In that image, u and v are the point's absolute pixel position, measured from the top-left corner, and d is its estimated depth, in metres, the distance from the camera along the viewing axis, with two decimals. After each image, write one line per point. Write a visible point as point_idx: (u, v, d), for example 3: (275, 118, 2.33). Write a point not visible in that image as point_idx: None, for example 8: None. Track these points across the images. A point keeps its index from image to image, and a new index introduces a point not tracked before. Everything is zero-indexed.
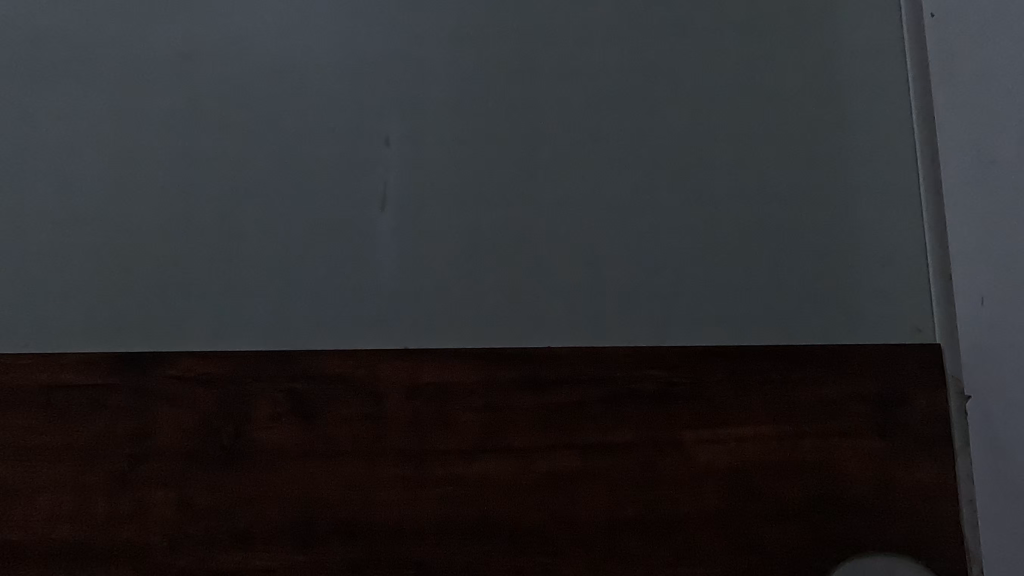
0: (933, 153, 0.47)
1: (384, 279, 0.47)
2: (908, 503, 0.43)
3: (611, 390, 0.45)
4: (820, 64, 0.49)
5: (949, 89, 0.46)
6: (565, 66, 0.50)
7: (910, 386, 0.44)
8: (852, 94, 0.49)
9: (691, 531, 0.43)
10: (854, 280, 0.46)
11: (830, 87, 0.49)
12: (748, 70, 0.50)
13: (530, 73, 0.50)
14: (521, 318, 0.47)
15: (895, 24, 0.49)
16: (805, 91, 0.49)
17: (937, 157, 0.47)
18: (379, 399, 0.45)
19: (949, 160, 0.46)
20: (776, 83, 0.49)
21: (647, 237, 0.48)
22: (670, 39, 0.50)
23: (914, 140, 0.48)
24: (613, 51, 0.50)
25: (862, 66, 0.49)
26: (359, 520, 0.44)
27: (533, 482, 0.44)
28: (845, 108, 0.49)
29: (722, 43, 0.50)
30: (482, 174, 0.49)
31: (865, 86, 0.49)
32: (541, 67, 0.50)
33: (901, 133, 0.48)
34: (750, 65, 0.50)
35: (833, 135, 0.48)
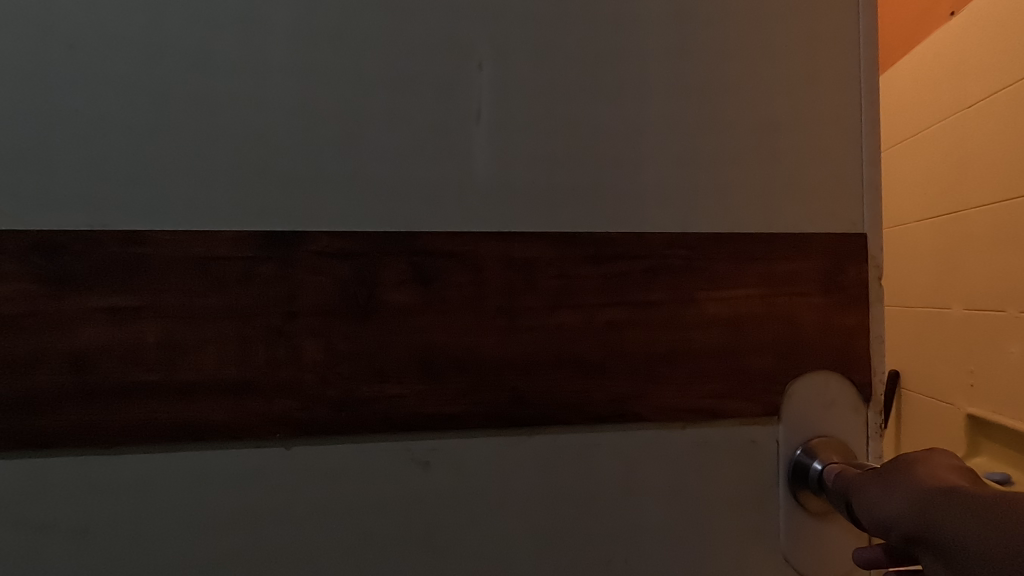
0: (873, 96, 0.65)
1: (478, 177, 0.59)
2: (840, 338, 0.64)
3: (651, 263, 0.61)
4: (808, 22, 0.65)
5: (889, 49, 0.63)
6: (618, 9, 0.62)
7: (846, 261, 0.64)
8: (826, 48, 0.65)
9: (703, 360, 0.62)
10: (818, 187, 0.64)
11: (813, 41, 0.65)
12: (755, 21, 0.64)
13: (591, 13, 0.62)
14: (586, 209, 0.61)
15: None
16: (795, 43, 0.64)
17: (876, 98, 0.65)
18: (481, 269, 0.59)
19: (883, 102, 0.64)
20: (777, 35, 0.64)
21: (679, 149, 0.62)
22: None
23: (864, 85, 0.65)
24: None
25: (836, 28, 0.65)
26: (469, 358, 0.58)
27: (595, 329, 0.60)
28: (822, 59, 0.65)
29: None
30: (556, 95, 0.61)
31: (838, 42, 0.65)
32: (600, 8, 0.62)
33: (858, 79, 0.65)
34: (757, 18, 0.64)
35: (813, 79, 0.65)
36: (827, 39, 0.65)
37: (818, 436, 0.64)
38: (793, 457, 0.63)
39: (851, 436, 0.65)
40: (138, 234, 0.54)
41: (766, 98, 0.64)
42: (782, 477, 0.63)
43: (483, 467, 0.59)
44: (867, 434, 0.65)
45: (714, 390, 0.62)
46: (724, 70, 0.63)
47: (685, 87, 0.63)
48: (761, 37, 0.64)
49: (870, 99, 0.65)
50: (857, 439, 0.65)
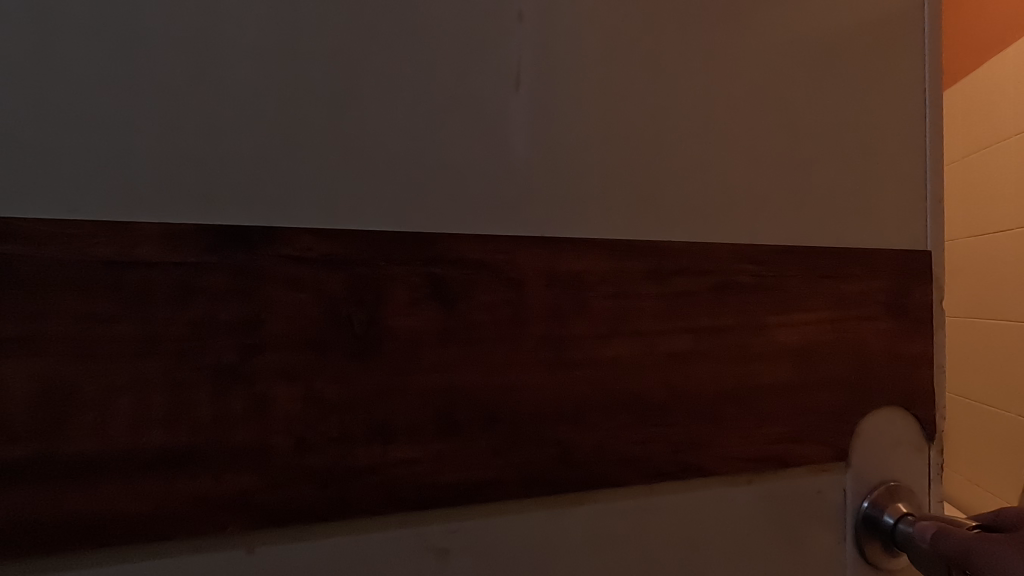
0: (933, 102, 0.59)
1: (516, 164, 0.45)
2: (907, 369, 0.57)
3: (719, 281, 0.50)
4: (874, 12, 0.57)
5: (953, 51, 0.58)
6: None
7: (913, 282, 0.57)
8: (891, 43, 0.58)
9: (772, 398, 0.52)
10: (881, 197, 0.57)
11: (878, 34, 0.57)
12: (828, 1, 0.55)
13: None
14: (644, 212, 0.49)
15: None
16: (863, 33, 0.57)
17: (934, 105, 0.59)
18: (520, 286, 0.44)
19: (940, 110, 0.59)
20: (847, 21, 0.56)
21: (746, 145, 0.52)
22: None
23: (924, 89, 0.59)
24: None
25: (902, 21, 0.58)
26: (503, 405, 0.44)
27: (657, 363, 0.48)
28: (887, 55, 0.58)
29: None
30: (612, 66, 0.48)
31: (902, 39, 0.58)
32: None
33: (918, 82, 0.59)
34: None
35: (878, 77, 0.57)
36: (892, 32, 0.58)
37: (886, 483, 0.56)
38: (862, 508, 0.55)
39: (915, 482, 0.57)
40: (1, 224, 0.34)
41: (835, 93, 0.56)
42: (850, 533, 0.54)
43: (515, 549, 0.45)
44: (931, 479, 0.58)
45: (783, 433, 0.52)
46: (793, 56, 0.54)
47: (755, 71, 0.53)
48: (831, 22, 0.55)
49: (932, 105, 0.59)
50: (921, 485, 0.57)
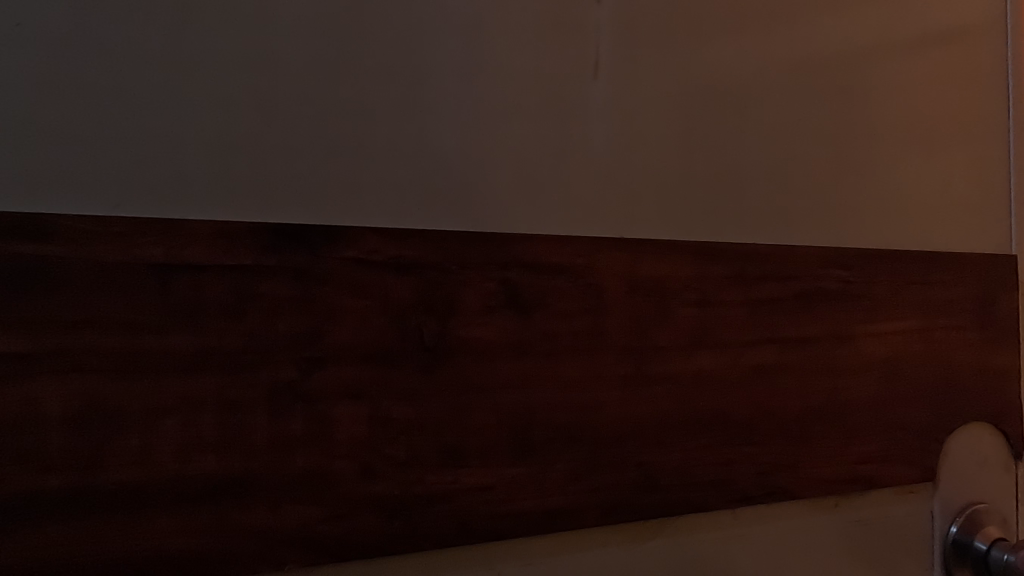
0: (1016, 96, 0.56)
1: (595, 159, 0.41)
2: (995, 382, 0.53)
3: (803, 288, 0.46)
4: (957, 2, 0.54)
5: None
6: None
7: (999, 288, 0.53)
8: (974, 34, 0.55)
9: (858, 414, 0.48)
10: (966, 198, 0.54)
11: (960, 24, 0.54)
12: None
13: None
14: (726, 212, 0.45)
15: None
16: (945, 22, 0.53)
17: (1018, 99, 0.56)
18: (599, 292, 0.40)
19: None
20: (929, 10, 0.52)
21: (828, 140, 0.49)
22: None
23: (1007, 82, 0.56)
24: None
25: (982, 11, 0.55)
26: (581, 424, 0.39)
27: (740, 376, 0.44)
28: (969, 46, 0.54)
29: None
30: (692, 53, 0.44)
31: (985, 31, 0.55)
32: None
33: (1001, 75, 0.56)
34: None
35: (961, 69, 0.54)
36: (974, 24, 0.55)
37: (973, 506, 0.52)
38: (950, 533, 0.51)
39: (1002, 504, 0.53)
40: (37, 220, 0.30)
41: (919, 86, 0.52)
42: (937, 560, 0.50)
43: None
44: (1017, 500, 0.54)
45: (871, 453, 0.48)
46: (877, 48, 0.51)
47: (836, 61, 0.49)
48: (915, 10, 0.52)
49: (1016, 100, 0.56)
50: (1007, 507, 0.53)
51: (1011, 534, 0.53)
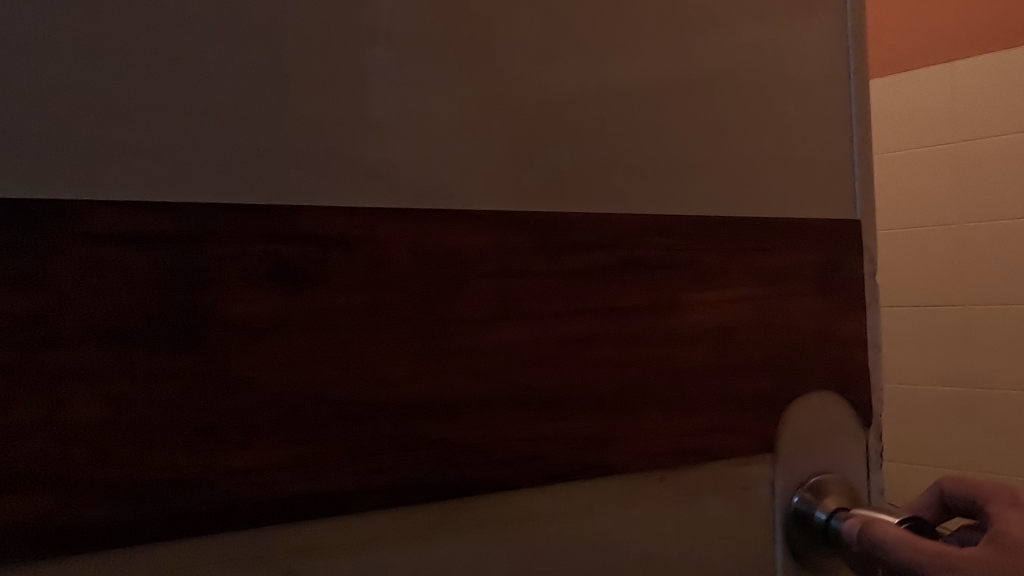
0: (859, 57, 0.55)
1: (377, 126, 0.39)
2: (841, 349, 0.52)
3: (619, 256, 0.45)
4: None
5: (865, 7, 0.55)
6: None
7: (843, 253, 0.52)
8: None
9: (686, 386, 0.46)
10: (809, 162, 0.52)
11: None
12: None
13: None
14: (534, 181, 0.43)
15: None
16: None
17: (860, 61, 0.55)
18: (381, 264, 0.39)
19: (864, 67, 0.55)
20: None
21: (653, 104, 0.47)
22: None
23: (848, 45, 0.55)
24: None
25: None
26: (363, 402, 0.38)
27: (549, 349, 0.42)
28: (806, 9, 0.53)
29: None
30: (492, 15, 0.42)
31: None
32: None
33: (842, 38, 0.55)
34: None
35: (797, 33, 0.53)
36: None
37: (817, 475, 0.51)
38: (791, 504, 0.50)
39: (852, 473, 0.52)
40: None
41: (752, 50, 0.51)
42: (779, 532, 0.50)
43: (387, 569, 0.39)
44: (869, 469, 0.53)
45: (700, 425, 0.47)
46: (705, 9, 0.49)
47: (660, 23, 0.47)
48: None
49: (858, 63, 0.55)
50: (857, 475, 0.53)
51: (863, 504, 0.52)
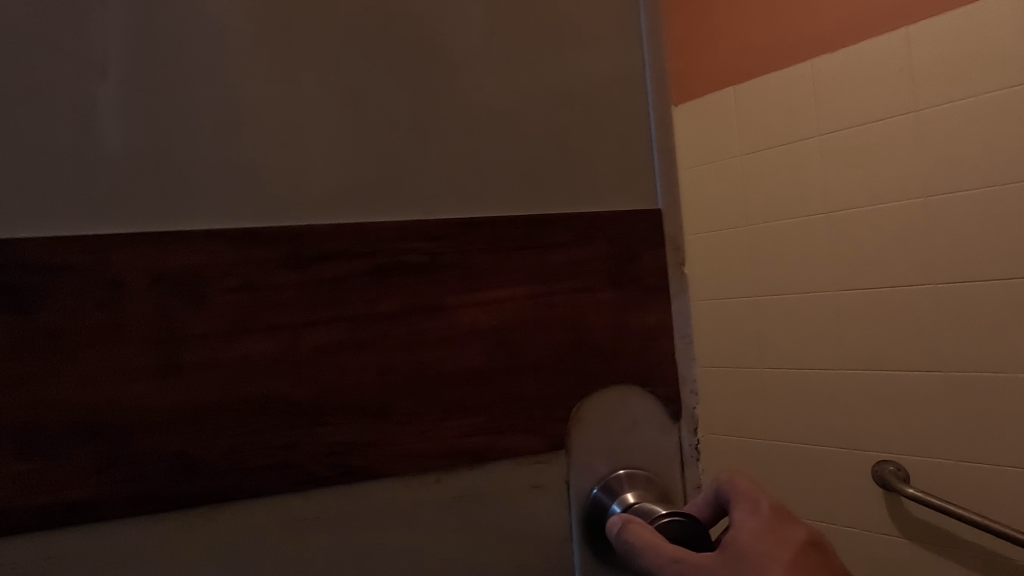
0: (653, 46, 0.54)
1: (111, 156, 0.42)
2: (639, 343, 0.51)
3: (375, 264, 0.46)
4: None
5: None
6: None
7: (638, 245, 0.52)
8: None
9: (456, 387, 0.47)
10: (596, 156, 0.52)
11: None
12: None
13: None
14: (281, 197, 0.45)
15: None
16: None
17: (655, 49, 0.54)
18: (117, 287, 0.41)
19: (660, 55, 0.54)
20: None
21: (410, 113, 0.48)
22: None
23: (643, 34, 0.54)
24: None
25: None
26: (102, 417, 0.40)
27: (299, 358, 0.44)
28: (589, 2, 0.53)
29: None
30: (228, 43, 0.44)
31: None
32: None
33: (635, 28, 0.54)
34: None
35: (581, 26, 0.52)
36: None
37: (619, 469, 0.50)
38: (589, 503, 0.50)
39: (661, 468, 0.52)
40: None
41: (525, 50, 0.51)
42: (576, 531, 0.50)
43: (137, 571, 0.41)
44: (682, 465, 0.52)
45: (475, 425, 0.47)
46: (467, 15, 0.49)
47: (415, 35, 0.48)
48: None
49: (654, 51, 0.54)
50: (669, 471, 0.52)
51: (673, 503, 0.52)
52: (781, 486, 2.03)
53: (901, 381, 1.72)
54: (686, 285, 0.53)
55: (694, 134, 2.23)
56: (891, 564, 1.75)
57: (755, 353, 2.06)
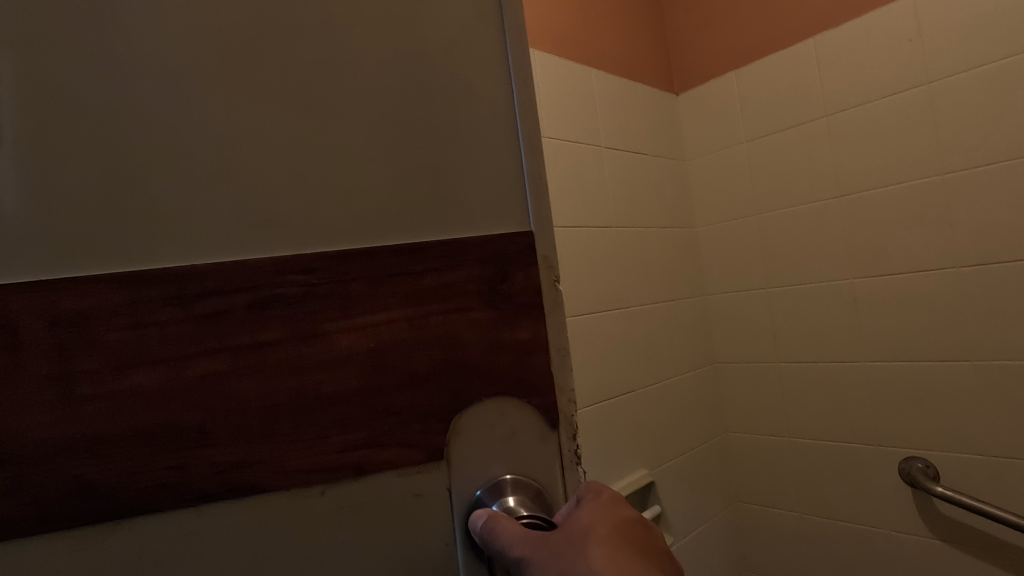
0: (519, 88, 0.61)
1: (6, 215, 0.46)
2: (514, 356, 0.56)
3: (255, 297, 0.50)
4: (438, 12, 0.59)
5: (520, 44, 0.62)
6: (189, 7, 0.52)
7: (511, 265, 0.57)
8: (462, 40, 0.59)
9: (336, 406, 0.51)
10: (469, 187, 0.58)
11: (441, 34, 0.59)
12: (369, 14, 0.56)
13: (153, 13, 0.51)
14: (165, 241, 0.49)
15: None
16: (423, 35, 0.58)
17: (522, 90, 0.61)
18: (16, 330, 0.46)
19: (526, 95, 0.62)
20: (398, 28, 0.57)
21: (285, 159, 0.53)
22: None
23: (509, 77, 0.61)
24: None
25: (469, 18, 0.60)
26: (3, 448, 0.45)
27: (185, 386, 0.48)
28: (456, 52, 0.59)
29: None
30: (113, 110, 0.49)
31: (476, 35, 0.60)
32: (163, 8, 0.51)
33: (501, 72, 0.61)
34: (370, 11, 0.56)
35: (449, 74, 0.58)
36: (459, 33, 0.59)
37: (502, 477, 0.56)
38: (472, 508, 0.54)
39: (542, 471, 0.57)
40: None
41: (396, 96, 0.56)
42: (460, 534, 0.54)
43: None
44: (563, 469, 0.58)
45: (355, 441, 0.51)
46: (338, 69, 0.55)
47: (288, 89, 0.53)
48: (381, 30, 0.57)
49: (520, 92, 0.61)
50: (551, 475, 0.58)
51: (555, 504, 0.58)
52: (802, 486, 2.02)
53: (921, 375, 1.72)
54: (559, 301, 0.60)
55: (705, 132, 2.23)
56: (924, 557, 1.75)
57: (772, 350, 2.07)
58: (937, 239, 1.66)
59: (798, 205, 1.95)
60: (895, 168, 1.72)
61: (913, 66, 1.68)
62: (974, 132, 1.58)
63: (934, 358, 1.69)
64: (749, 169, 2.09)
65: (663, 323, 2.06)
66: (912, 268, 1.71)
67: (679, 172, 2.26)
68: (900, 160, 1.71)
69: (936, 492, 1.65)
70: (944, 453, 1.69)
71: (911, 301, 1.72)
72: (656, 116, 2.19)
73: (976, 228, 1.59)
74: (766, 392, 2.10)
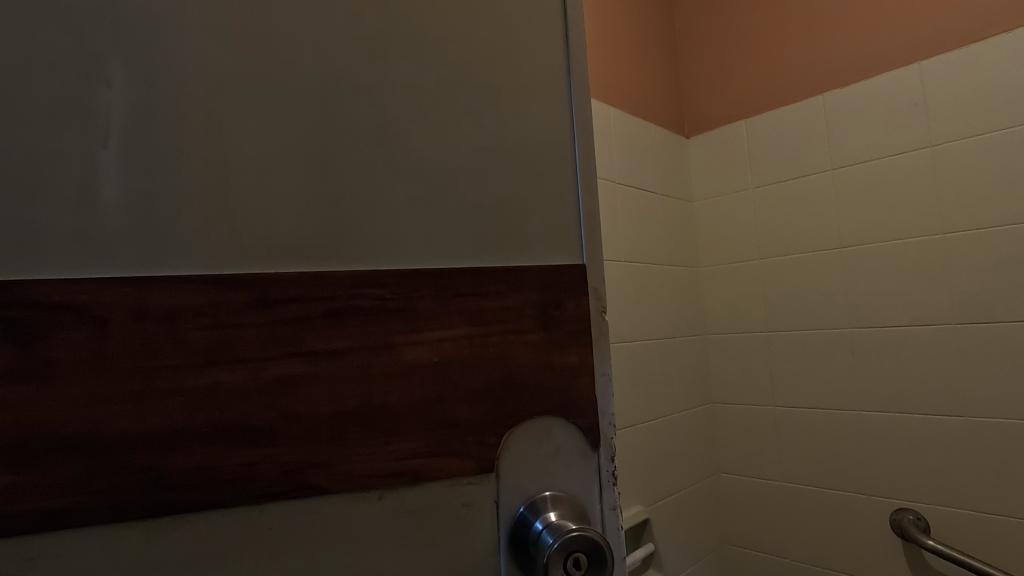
0: (578, 135, 0.68)
1: (107, 211, 0.48)
2: (562, 378, 0.62)
3: (332, 306, 0.53)
4: (513, 61, 0.65)
5: (583, 97, 0.69)
6: (297, 36, 0.56)
7: (563, 295, 0.63)
8: (534, 89, 0.65)
9: (399, 414, 0.54)
10: (530, 220, 0.63)
11: (517, 81, 0.64)
12: (455, 59, 0.62)
13: (264, 38, 0.54)
14: (254, 247, 0.52)
15: (559, 45, 0.68)
16: (500, 82, 0.64)
17: (581, 138, 0.68)
18: (104, 322, 0.47)
19: (584, 142, 0.68)
20: (479, 73, 0.63)
21: (372, 180, 0.56)
22: (391, 28, 0.59)
23: (571, 125, 0.67)
24: (340, 29, 0.57)
25: (541, 70, 0.66)
26: (85, 437, 0.45)
27: (262, 387, 0.50)
28: (528, 99, 0.65)
29: (434, 37, 0.61)
30: (218, 120, 0.52)
31: (546, 86, 0.66)
32: (274, 34, 0.55)
33: (565, 120, 0.67)
34: (457, 56, 0.62)
35: (521, 117, 0.64)
36: (532, 82, 0.65)
37: (544, 491, 0.60)
38: (517, 519, 0.58)
39: (579, 487, 0.62)
40: None
41: (474, 132, 0.61)
42: (505, 543, 0.58)
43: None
44: (600, 487, 0.63)
45: (416, 448, 0.55)
46: (425, 104, 0.59)
47: (379, 117, 0.57)
48: (465, 73, 0.62)
49: (580, 140, 0.68)
50: (588, 492, 0.63)
51: (591, 519, 0.62)
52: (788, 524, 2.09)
53: (909, 424, 1.80)
54: (603, 330, 0.65)
55: (712, 177, 2.35)
56: None
57: (768, 390, 2.15)
58: (931, 296, 1.76)
59: (798, 253, 2.07)
60: (894, 226, 1.84)
61: (915, 133, 1.81)
62: (966, 199, 1.71)
63: (920, 410, 1.78)
64: (756, 216, 2.20)
65: (660, 357, 2.11)
66: (907, 322, 1.81)
67: (683, 213, 2.35)
68: (899, 218, 1.83)
69: (927, 544, 1.70)
70: (923, 501, 1.77)
71: (897, 352, 1.83)
72: (665, 159, 2.29)
73: (967, 289, 1.70)
74: (759, 431, 2.17)
